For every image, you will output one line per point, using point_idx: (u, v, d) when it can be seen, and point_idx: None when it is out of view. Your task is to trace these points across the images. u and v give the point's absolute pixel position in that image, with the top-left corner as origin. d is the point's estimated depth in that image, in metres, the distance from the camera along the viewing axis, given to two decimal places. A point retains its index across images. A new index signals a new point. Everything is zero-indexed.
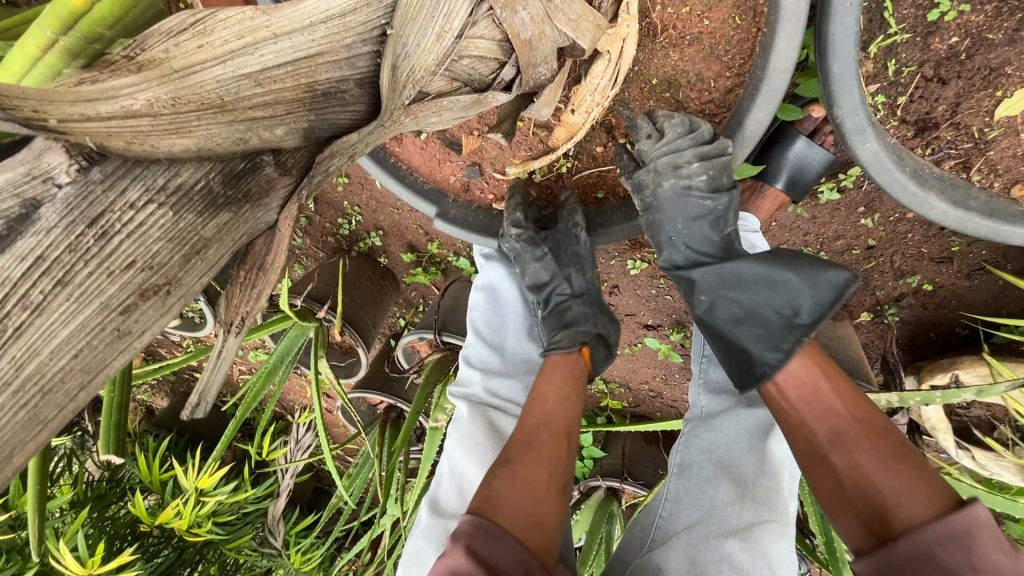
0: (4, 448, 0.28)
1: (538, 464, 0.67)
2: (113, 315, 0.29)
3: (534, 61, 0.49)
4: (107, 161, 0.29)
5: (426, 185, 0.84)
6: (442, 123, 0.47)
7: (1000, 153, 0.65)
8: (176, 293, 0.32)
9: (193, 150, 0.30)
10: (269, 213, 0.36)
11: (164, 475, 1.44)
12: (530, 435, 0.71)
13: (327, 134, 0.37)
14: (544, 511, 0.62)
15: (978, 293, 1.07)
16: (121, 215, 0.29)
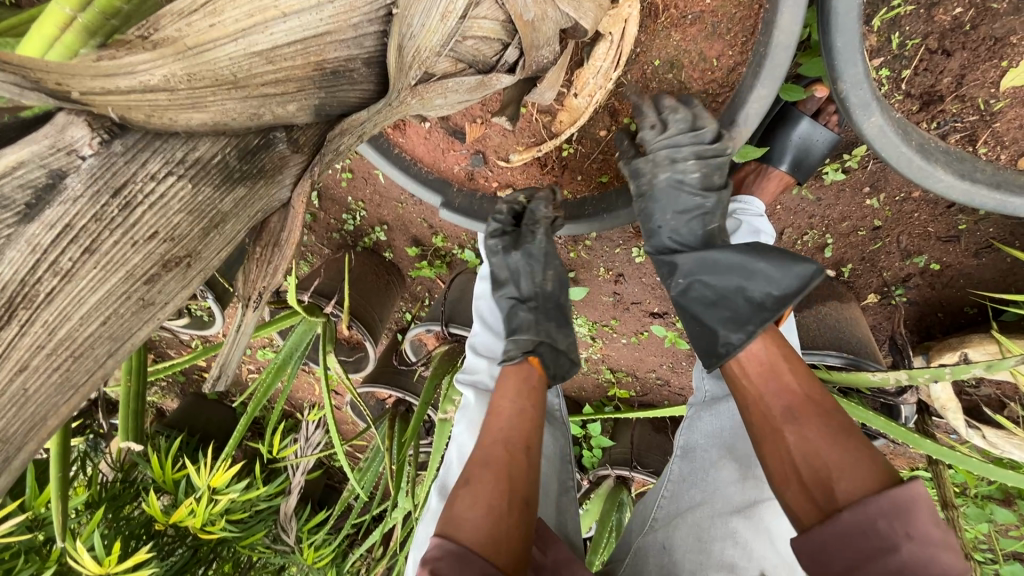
0: (40, 411, 0.31)
1: (508, 476, 0.61)
2: (138, 283, 0.31)
3: (537, 43, 0.49)
4: (128, 133, 0.29)
5: (431, 175, 0.85)
6: (447, 106, 0.47)
7: (1007, 125, 0.64)
8: (194, 264, 0.34)
9: (209, 124, 0.31)
10: (282, 190, 0.38)
11: (176, 475, 1.46)
12: (493, 446, 0.65)
13: (338, 112, 0.38)
14: (518, 523, 0.57)
15: (986, 271, 1.07)
16: (143, 187, 0.30)
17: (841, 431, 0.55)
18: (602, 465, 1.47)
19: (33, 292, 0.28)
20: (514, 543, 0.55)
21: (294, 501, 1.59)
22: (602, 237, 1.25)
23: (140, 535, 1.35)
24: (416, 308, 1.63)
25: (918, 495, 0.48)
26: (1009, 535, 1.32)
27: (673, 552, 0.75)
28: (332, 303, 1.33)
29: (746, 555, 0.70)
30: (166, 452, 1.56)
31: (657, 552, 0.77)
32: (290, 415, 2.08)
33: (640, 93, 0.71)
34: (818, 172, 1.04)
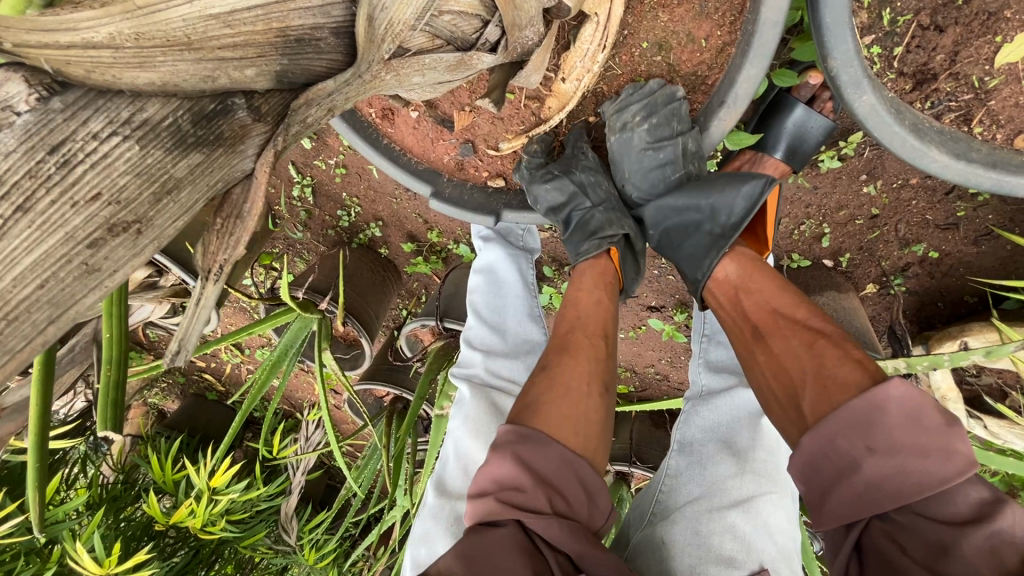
0: None
1: (577, 368, 0.64)
2: (79, 247, 0.28)
3: (520, 22, 0.49)
4: (69, 89, 0.28)
5: (421, 165, 0.83)
6: (426, 85, 0.46)
7: (1002, 103, 0.62)
8: (147, 233, 0.31)
9: (158, 84, 0.30)
10: (246, 160, 0.35)
11: (177, 476, 1.46)
12: (563, 341, 0.68)
13: (301, 81, 0.36)
14: (589, 411, 0.61)
15: (985, 259, 1.06)
16: (84, 145, 0.28)
17: (807, 339, 0.58)
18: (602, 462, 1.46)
19: None
20: (583, 433, 0.59)
21: (294, 500, 1.59)
22: None
23: (140, 537, 1.34)
24: (413, 305, 1.62)
25: (887, 397, 0.49)
26: None
27: (673, 544, 0.72)
28: (327, 299, 1.32)
29: (745, 548, 0.69)
30: (166, 453, 1.56)
31: (656, 547, 0.74)
32: (289, 415, 2.08)
33: (627, 77, 0.70)
34: (814, 160, 1.03)
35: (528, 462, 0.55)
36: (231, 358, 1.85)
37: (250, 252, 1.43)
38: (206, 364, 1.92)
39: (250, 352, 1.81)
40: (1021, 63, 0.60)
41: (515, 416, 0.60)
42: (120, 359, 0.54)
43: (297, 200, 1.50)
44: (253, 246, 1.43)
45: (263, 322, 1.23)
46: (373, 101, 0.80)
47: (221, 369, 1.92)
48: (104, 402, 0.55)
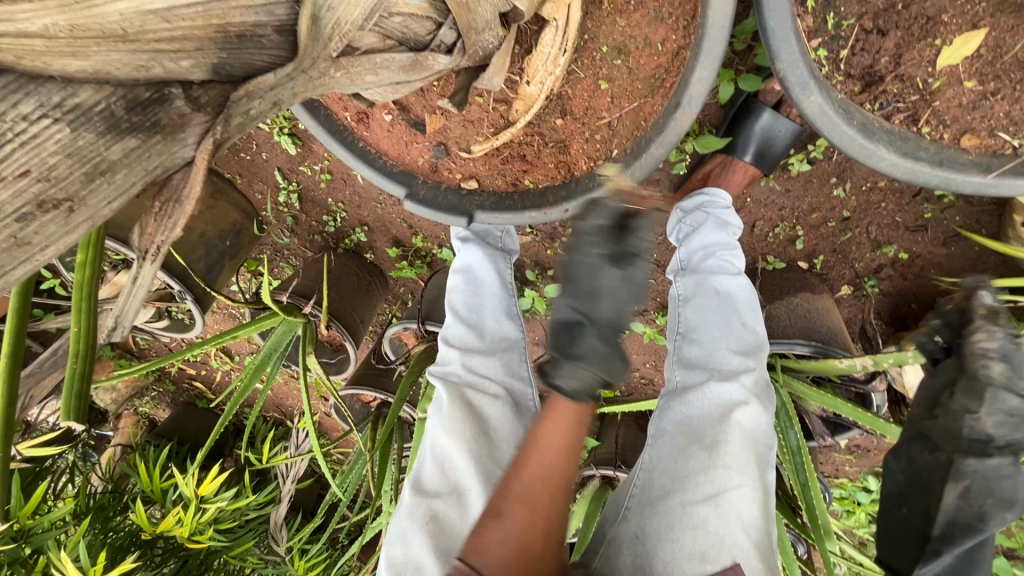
0: None
1: (533, 502, 0.58)
2: (8, 221, 0.30)
3: (476, 25, 0.52)
4: (3, 75, 0.29)
5: (396, 168, 0.85)
6: (381, 85, 0.48)
7: (946, 104, 0.63)
8: (79, 212, 0.32)
9: (90, 72, 0.31)
10: (186, 148, 0.36)
11: (164, 485, 1.47)
12: (531, 469, 0.60)
13: (241, 74, 0.37)
14: (545, 549, 0.57)
15: (955, 260, 1.07)
16: (13, 126, 0.29)
17: None
18: (587, 466, 1.47)
19: None
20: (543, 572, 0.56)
21: (282, 509, 1.59)
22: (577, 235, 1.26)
23: (128, 547, 1.34)
24: (398, 310, 1.63)
25: None
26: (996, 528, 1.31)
27: (646, 541, 0.73)
28: (311, 303, 1.33)
29: (718, 543, 0.70)
30: (154, 461, 1.56)
31: (630, 543, 0.75)
32: (279, 424, 2.07)
33: (590, 80, 0.73)
34: (784, 163, 1.05)
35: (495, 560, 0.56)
36: (220, 365, 1.86)
37: (237, 258, 1.45)
38: (195, 372, 1.93)
39: (239, 358, 1.84)
40: (961, 64, 0.61)
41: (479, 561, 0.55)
42: (87, 351, 0.55)
43: (284, 206, 1.52)
44: (240, 251, 1.45)
45: (247, 326, 1.23)
46: (346, 104, 0.82)
47: (210, 377, 1.92)
48: (68, 392, 0.56)
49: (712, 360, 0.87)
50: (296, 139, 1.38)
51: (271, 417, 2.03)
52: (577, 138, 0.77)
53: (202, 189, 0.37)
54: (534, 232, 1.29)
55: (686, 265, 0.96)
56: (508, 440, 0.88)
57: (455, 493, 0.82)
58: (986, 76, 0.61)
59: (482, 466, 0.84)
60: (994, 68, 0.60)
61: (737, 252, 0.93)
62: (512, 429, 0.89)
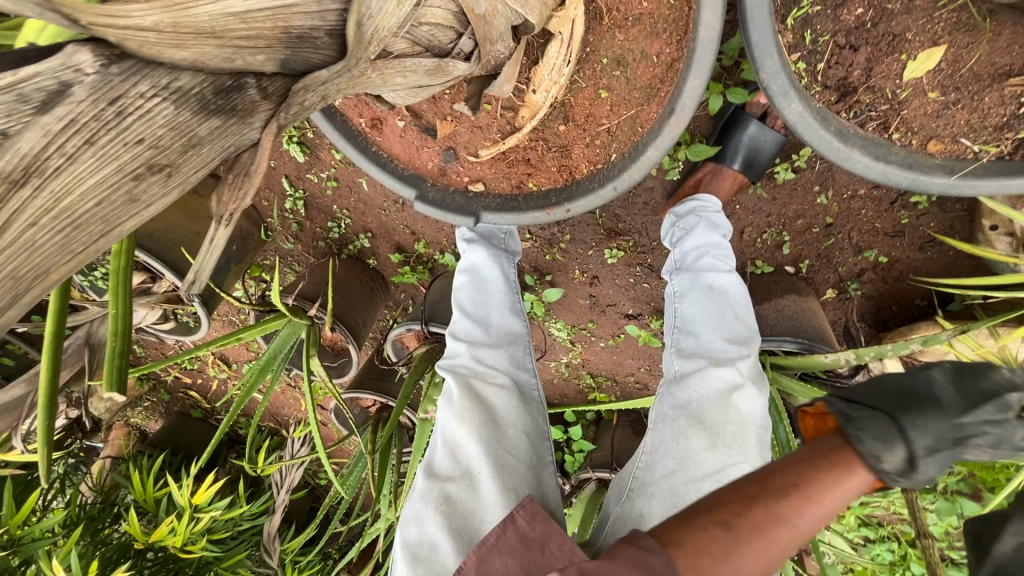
0: (42, 266, 0.34)
1: (754, 556, 0.52)
2: (127, 178, 0.35)
3: (491, 36, 0.57)
4: (125, 61, 0.32)
5: (407, 171, 0.91)
6: (408, 86, 0.54)
7: (914, 112, 0.69)
8: (175, 175, 0.37)
9: (191, 61, 0.35)
10: (253, 130, 0.41)
11: (157, 494, 1.49)
12: (766, 512, 0.53)
13: (301, 69, 0.43)
14: None
15: (931, 264, 1.14)
16: (133, 101, 0.33)
17: None
18: (584, 469, 1.49)
19: (41, 165, 0.31)
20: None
21: (277, 520, 1.59)
22: (575, 241, 1.32)
23: (118, 558, 1.34)
24: (399, 315, 1.66)
25: None
26: None
27: (650, 517, 0.79)
28: (315, 306, 1.37)
29: None
30: (148, 471, 1.58)
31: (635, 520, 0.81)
32: (276, 433, 2.08)
33: (591, 89, 0.79)
34: (770, 172, 1.12)
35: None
36: (217, 373, 1.86)
37: (242, 263, 1.49)
38: (192, 381, 1.93)
39: (237, 366, 1.85)
40: (925, 77, 0.67)
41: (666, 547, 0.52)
42: (125, 329, 0.59)
43: (289, 213, 1.56)
44: (246, 256, 1.49)
45: (252, 328, 1.26)
46: (362, 111, 0.87)
47: (206, 385, 1.93)
48: (108, 371, 0.59)
49: (709, 348, 0.92)
50: (304, 147, 1.43)
51: (267, 426, 2.04)
52: (579, 142, 0.83)
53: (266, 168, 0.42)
54: (533, 238, 1.34)
55: (680, 265, 1.02)
56: (515, 427, 0.92)
57: (466, 477, 0.86)
58: (947, 88, 0.67)
59: (491, 451, 0.87)
60: (954, 81, 0.67)
61: (728, 251, 0.98)
62: (519, 417, 0.93)
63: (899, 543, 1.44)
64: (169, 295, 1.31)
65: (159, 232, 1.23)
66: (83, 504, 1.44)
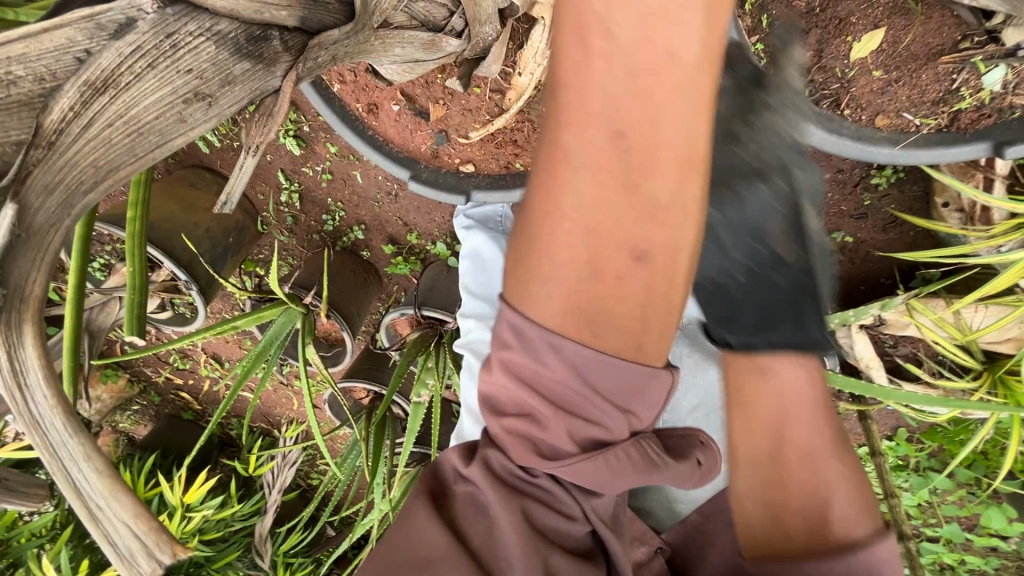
0: (111, 166, 0.39)
1: (591, 210, 0.47)
2: (179, 102, 0.41)
3: (480, 16, 0.65)
4: (176, 4, 0.40)
5: (401, 154, 0.96)
6: (406, 58, 0.62)
7: (861, 90, 0.77)
8: (214, 107, 0.44)
9: (228, 9, 0.42)
10: (275, 79, 0.48)
11: (150, 494, 1.54)
12: (614, 190, 0.46)
13: (315, 28, 0.49)
14: (628, 248, 0.48)
15: (894, 244, 1.19)
16: (186, 39, 0.41)
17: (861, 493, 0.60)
18: None
19: (116, 78, 0.38)
20: (650, 338, 0.53)
21: (269, 521, 1.61)
22: None
23: None
24: (391, 306, 1.70)
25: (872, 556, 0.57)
26: (951, 501, 1.39)
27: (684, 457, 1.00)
28: (310, 295, 1.40)
29: None
30: (139, 471, 1.60)
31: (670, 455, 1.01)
32: (267, 433, 2.07)
33: None
34: None
35: (521, 398, 0.60)
36: (210, 372, 1.82)
37: (239, 256, 1.52)
38: (183, 382, 1.89)
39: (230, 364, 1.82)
40: (870, 57, 0.75)
41: (530, 314, 0.54)
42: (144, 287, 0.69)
43: (284, 206, 1.60)
44: (242, 248, 1.52)
45: (247, 317, 1.27)
46: (359, 96, 0.93)
47: (199, 386, 1.89)
48: (128, 319, 0.69)
49: None
50: (300, 141, 1.48)
51: (259, 426, 2.03)
52: None
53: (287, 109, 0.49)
54: None
55: None
56: None
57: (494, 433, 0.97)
58: (890, 67, 0.75)
59: None
60: (895, 60, 0.75)
61: None
62: None
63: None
64: (168, 284, 1.35)
65: (161, 222, 1.28)
66: None
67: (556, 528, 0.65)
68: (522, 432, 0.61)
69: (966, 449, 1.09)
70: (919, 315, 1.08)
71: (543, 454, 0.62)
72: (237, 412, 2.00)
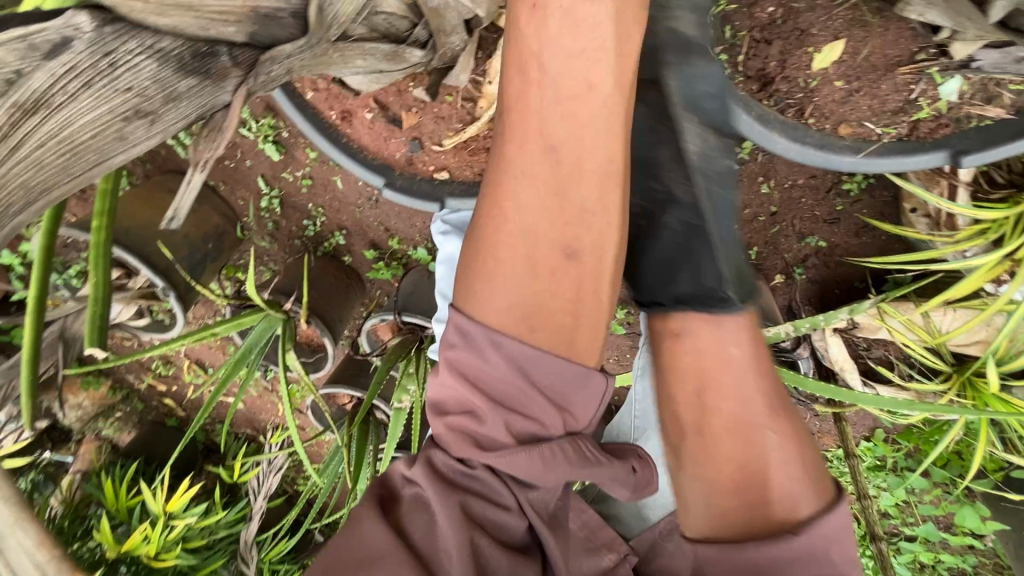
0: (48, 182, 0.44)
1: (531, 215, 0.60)
2: (117, 118, 0.45)
3: (444, 28, 0.66)
4: (118, 22, 0.43)
5: (375, 161, 0.96)
6: (368, 68, 0.63)
7: (825, 100, 0.78)
8: (155, 122, 0.48)
9: (171, 27, 0.45)
10: (224, 94, 0.51)
11: (130, 503, 1.51)
12: (548, 195, 0.60)
13: (266, 43, 0.51)
14: (558, 251, 0.61)
15: (866, 248, 1.21)
16: (125, 56, 0.44)
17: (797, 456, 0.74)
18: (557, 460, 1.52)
19: (53, 98, 0.42)
20: (583, 335, 0.63)
21: (254, 529, 1.57)
22: None
23: (96, 564, 1.38)
24: (374, 311, 1.70)
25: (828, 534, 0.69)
26: (928, 500, 1.41)
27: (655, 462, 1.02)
28: (291, 301, 1.39)
29: None
30: (119, 480, 1.58)
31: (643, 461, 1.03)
32: (252, 440, 2.05)
33: None
34: None
35: (463, 395, 0.62)
36: (194, 377, 1.81)
37: (219, 262, 1.51)
38: (166, 388, 1.88)
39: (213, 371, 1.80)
40: (831, 68, 0.77)
41: (475, 314, 0.62)
42: (106, 297, 0.68)
43: (265, 212, 1.60)
44: (222, 254, 1.51)
45: (226, 324, 1.26)
46: (333, 104, 0.93)
47: (182, 393, 1.87)
48: (91, 329, 0.68)
49: None
50: (279, 146, 1.48)
51: (244, 432, 2.01)
52: None
53: (235, 122, 0.50)
54: None
55: None
56: None
57: None
58: (851, 78, 0.77)
59: None
60: (855, 71, 0.77)
61: None
62: None
63: (858, 523, 1.46)
64: (145, 290, 1.34)
65: (138, 228, 1.26)
66: (54, 519, 1.46)
67: (495, 527, 0.63)
68: (463, 429, 0.62)
69: (938, 449, 1.11)
70: (890, 318, 1.09)
71: (479, 444, 0.62)
72: (220, 419, 1.99)
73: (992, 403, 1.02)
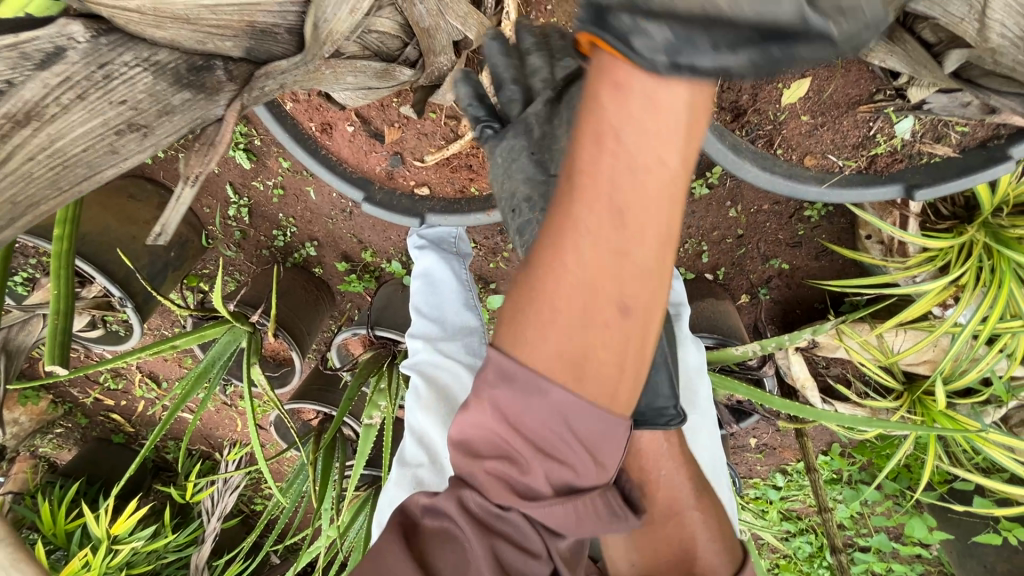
0: (38, 197, 0.49)
1: (577, 268, 0.44)
2: (109, 131, 0.50)
3: (433, 48, 0.68)
4: (111, 33, 0.48)
5: (355, 174, 0.95)
6: (359, 86, 0.64)
7: (792, 132, 0.85)
8: (146, 135, 0.52)
9: (168, 41, 0.51)
10: (218, 107, 0.55)
11: (70, 526, 1.41)
12: (607, 256, 0.44)
13: (263, 59, 0.56)
14: (611, 311, 0.45)
15: (825, 272, 1.26)
16: (120, 69, 0.49)
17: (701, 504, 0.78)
18: None
19: (46, 109, 0.46)
20: (627, 389, 0.49)
21: (207, 551, 1.51)
22: None
23: None
24: (344, 324, 1.66)
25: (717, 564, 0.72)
26: (880, 513, 1.47)
27: None
28: (257, 312, 1.34)
29: None
30: (59, 502, 1.47)
31: None
32: (208, 458, 1.96)
33: None
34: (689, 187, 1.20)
35: (500, 438, 0.55)
36: (145, 392, 1.71)
37: (180, 270, 1.45)
38: (114, 403, 1.76)
39: (167, 385, 1.71)
40: (798, 104, 0.84)
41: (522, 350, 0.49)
42: (66, 310, 0.65)
43: (232, 220, 1.55)
44: (184, 264, 1.46)
45: (187, 335, 1.20)
46: (313, 116, 0.92)
47: (132, 408, 1.76)
48: (48, 344, 0.65)
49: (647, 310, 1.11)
50: (250, 154, 1.44)
51: (198, 450, 1.91)
52: None
53: (227, 136, 0.54)
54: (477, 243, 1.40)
55: None
56: None
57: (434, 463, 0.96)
58: (815, 113, 0.84)
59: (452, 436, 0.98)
60: (819, 107, 0.83)
61: None
62: None
63: (816, 535, 1.51)
64: (100, 300, 1.29)
65: (94, 233, 1.21)
66: None
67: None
68: (499, 474, 0.56)
69: (891, 463, 1.16)
70: (847, 338, 1.15)
71: (519, 493, 0.56)
72: (174, 435, 1.89)
73: (940, 419, 1.08)
